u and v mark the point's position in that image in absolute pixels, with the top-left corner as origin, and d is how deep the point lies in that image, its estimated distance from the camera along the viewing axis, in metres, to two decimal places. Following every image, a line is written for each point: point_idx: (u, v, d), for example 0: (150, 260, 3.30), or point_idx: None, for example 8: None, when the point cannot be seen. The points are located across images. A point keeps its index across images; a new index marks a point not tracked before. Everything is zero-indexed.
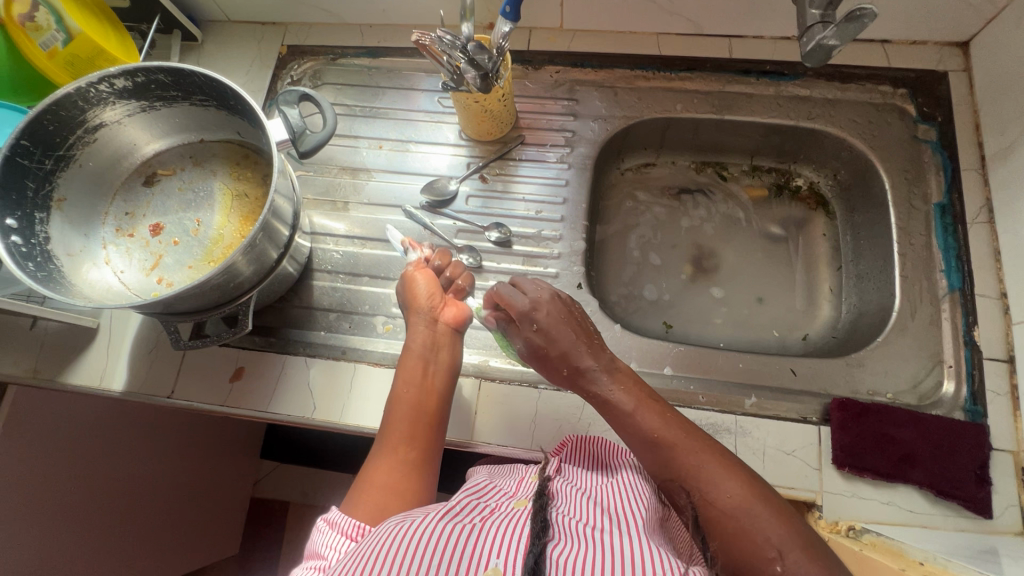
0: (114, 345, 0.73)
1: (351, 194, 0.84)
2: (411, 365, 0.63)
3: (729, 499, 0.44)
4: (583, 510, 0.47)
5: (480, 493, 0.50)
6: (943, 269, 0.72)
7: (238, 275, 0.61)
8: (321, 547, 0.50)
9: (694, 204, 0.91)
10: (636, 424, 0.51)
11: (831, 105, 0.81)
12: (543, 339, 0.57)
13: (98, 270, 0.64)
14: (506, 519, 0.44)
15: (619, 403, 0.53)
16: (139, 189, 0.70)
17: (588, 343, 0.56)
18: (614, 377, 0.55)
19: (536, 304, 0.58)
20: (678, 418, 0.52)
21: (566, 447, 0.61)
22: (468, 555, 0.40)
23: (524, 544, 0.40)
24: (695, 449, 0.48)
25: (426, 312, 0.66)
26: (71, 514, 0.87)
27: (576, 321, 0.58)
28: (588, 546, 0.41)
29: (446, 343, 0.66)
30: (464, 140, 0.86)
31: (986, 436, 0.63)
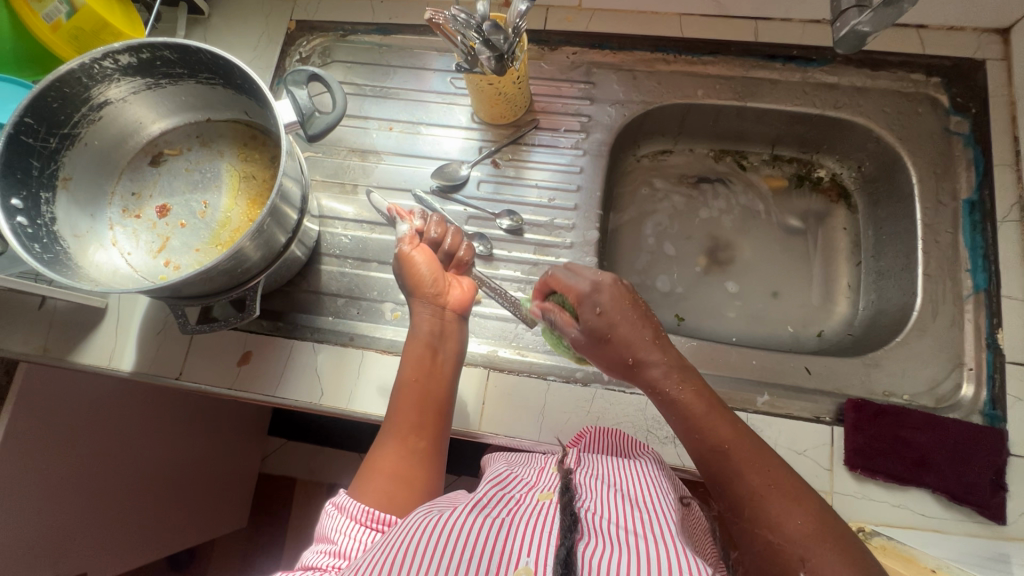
0: (123, 326, 0.73)
1: (360, 176, 0.82)
2: (421, 351, 0.62)
3: (799, 528, 0.43)
4: (607, 503, 0.46)
5: (503, 483, 0.50)
6: (969, 268, 0.70)
7: (246, 260, 0.60)
8: (331, 531, 0.51)
9: (712, 194, 0.89)
10: (707, 431, 0.50)
11: (860, 93, 0.78)
12: (605, 324, 0.54)
13: (105, 252, 0.63)
14: (533, 512, 0.44)
15: (688, 406, 0.51)
16: (145, 169, 0.68)
17: (655, 337, 0.54)
18: (681, 378, 0.52)
19: (599, 286, 0.55)
20: (730, 414, 0.51)
21: (585, 437, 0.61)
22: (498, 553, 0.39)
23: (554, 539, 0.40)
24: (738, 441, 0.49)
25: (432, 298, 0.64)
26: (82, 489, 0.88)
27: (645, 320, 0.55)
28: (618, 544, 0.40)
29: (453, 330, 0.64)
30: (475, 123, 0.84)
31: (1005, 441, 0.61)
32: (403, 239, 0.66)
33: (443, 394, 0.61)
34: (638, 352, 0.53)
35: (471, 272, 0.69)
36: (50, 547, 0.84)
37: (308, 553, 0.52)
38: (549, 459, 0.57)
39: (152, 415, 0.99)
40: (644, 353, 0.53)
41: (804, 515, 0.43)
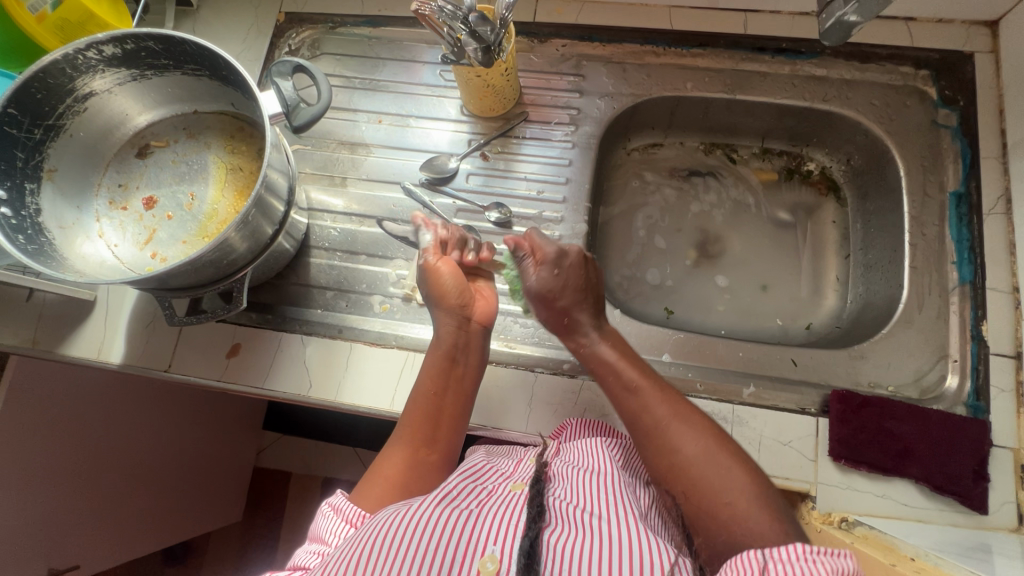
0: (112, 318, 0.73)
1: (350, 169, 0.82)
2: (442, 362, 0.61)
3: (695, 450, 0.49)
4: (579, 489, 0.47)
5: (475, 474, 0.50)
6: (955, 261, 0.70)
7: (231, 252, 0.60)
8: (323, 532, 0.52)
9: (703, 187, 0.89)
10: (619, 373, 0.56)
11: (848, 86, 0.78)
12: (558, 284, 0.60)
13: (91, 244, 0.63)
14: (504, 503, 0.45)
15: (607, 356, 0.57)
16: (132, 161, 0.68)
17: (593, 303, 0.61)
18: (605, 335, 0.60)
19: (563, 252, 0.62)
20: (660, 381, 0.56)
21: (567, 428, 0.64)
22: (466, 542, 0.40)
23: (520, 529, 0.41)
24: (667, 407, 0.53)
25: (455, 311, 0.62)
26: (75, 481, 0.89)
27: (587, 274, 0.62)
28: (585, 529, 0.41)
29: (477, 343, 0.63)
30: (465, 116, 0.83)
31: (988, 432, 0.62)
32: (426, 251, 0.64)
33: (459, 408, 0.60)
34: (578, 308, 0.60)
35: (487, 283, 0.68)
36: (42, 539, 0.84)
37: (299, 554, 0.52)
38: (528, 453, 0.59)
39: (146, 408, 0.99)
40: (583, 310, 0.60)
41: (702, 441, 0.50)
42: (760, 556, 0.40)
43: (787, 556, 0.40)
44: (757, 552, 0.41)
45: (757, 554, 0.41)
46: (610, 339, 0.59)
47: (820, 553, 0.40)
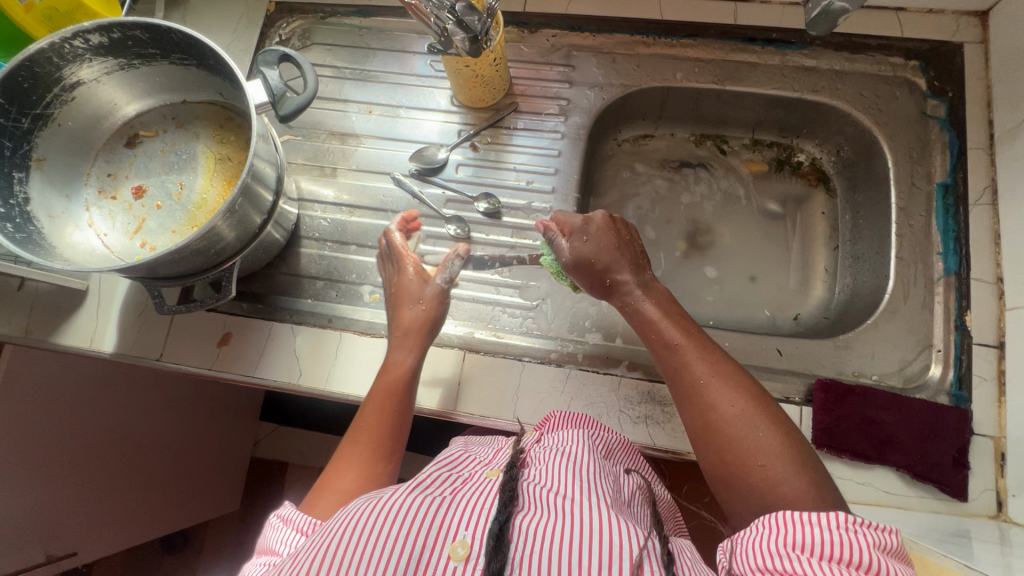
0: (104, 307, 0.74)
1: (340, 159, 0.82)
2: (388, 381, 0.62)
3: (732, 408, 0.51)
4: (555, 475, 0.47)
5: (452, 465, 0.51)
6: (941, 251, 0.70)
7: (220, 241, 0.61)
8: (273, 543, 0.49)
9: (694, 178, 0.89)
10: (660, 330, 0.58)
11: (838, 76, 0.78)
12: (591, 250, 0.62)
13: (81, 233, 0.63)
14: (478, 489, 0.44)
15: (648, 313, 0.59)
16: (121, 150, 0.68)
17: (632, 261, 0.62)
18: (647, 293, 0.61)
19: (589, 220, 0.64)
20: (702, 337, 0.57)
21: (551, 419, 0.62)
22: (437, 527, 0.39)
23: (490, 512, 0.41)
24: (711, 367, 0.54)
25: (414, 334, 0.65)
26: (72, 469, 0.90)
27: (625, 238, 0.64)
28: (557, 512, 0.42)
29: (409, 344, 0.64)
30: (455, 106, 0.84)
31: (969, 420, 0.62)
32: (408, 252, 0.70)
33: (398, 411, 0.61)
34: (620, 270, 0.61)
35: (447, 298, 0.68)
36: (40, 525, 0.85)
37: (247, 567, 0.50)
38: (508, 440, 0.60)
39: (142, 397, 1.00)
40: (624, 271, 0.61)
41: (739, 399, 0.52)
42: (799, 520, 0.43)
43: (826, 523, 0.42)
44: (797, 514, 0.44)
45: (797, 518, 0.43)
46: (654, 296, 0.60)
47: (862, 525, 0.42)
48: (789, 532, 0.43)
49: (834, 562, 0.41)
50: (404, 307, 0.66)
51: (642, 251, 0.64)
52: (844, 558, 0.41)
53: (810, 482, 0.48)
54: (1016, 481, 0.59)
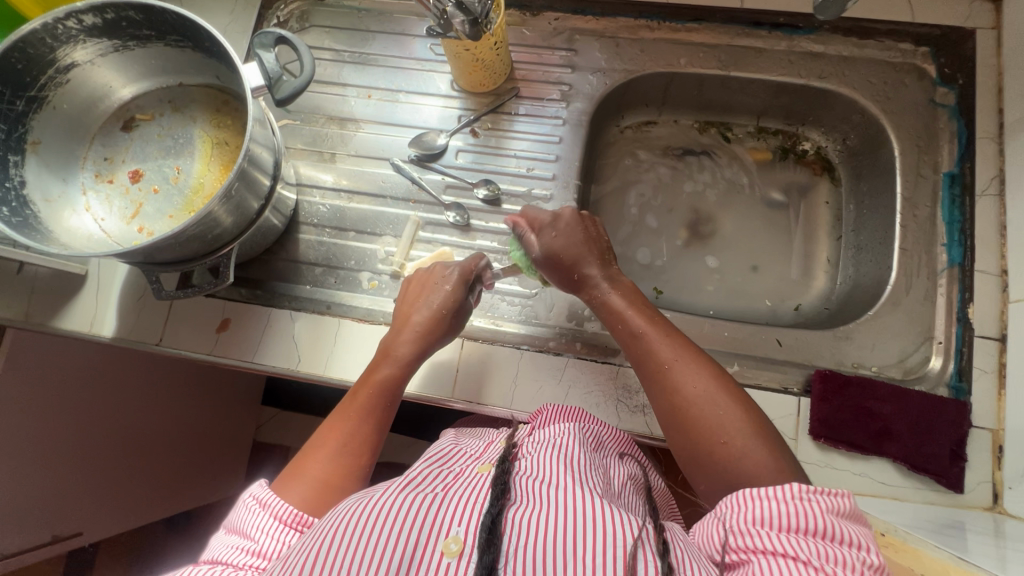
0: (103, 292, 0.74)
1: (338, 145, 0.81)
2: (382, 377, 0.60)
3: (695, 391, 0.52)
4: (545, 466, 0.47)
5: (441, 461, 0.51)
6: (945, 242, 0.69)
7: (217, 226, 0.60)
8: (250, 528, 0.48)
9: (697, 166, 0.88)
10: (626, 321, 0.58)
11: (846, 63, 0.77)
12: (559, 241, 0.62)
13: (78, 217, 0.63)
14: (470, 484, 0.45)
15: (614, 304, 0.59)
16: (117, 134, 0.68)
17: (599, 255, 0.62)
18: (613, 285, 0.61)
19: (557, 216, 0.64)
20: (667, 326, 0.58)
21: (544, 413, 0.61)
22: (429, 523, 0.39)
23: (482, 506, 0.41)
24: (676, 350, 0.55)
25: (421, 337, 0.63)
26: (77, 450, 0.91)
27: (592, 236, 0.63)
28: (549, 505, 0.42)
29: (410, 339, 0.62)
30: (455, 91, 0.82)
31: (968, 412, 0.62)
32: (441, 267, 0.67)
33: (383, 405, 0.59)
34: (587, 266, 0.61)
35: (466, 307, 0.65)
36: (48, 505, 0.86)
37: (216, 545, 0.49)
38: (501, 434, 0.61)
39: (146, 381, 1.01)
40: (591, 266, 0.61)
41: (703, 379, 0.53)
42: (757, 496, 0.45)
43: (782, 495, 0.44)
44: (756, 491, 0.45)
45: (755, 493, 0.45)
46: (620, 289, 0.60)
47: (814, 493, 0.44)
48: (750, 508, 0.44)
49: (795, 532, 0.42)
50: (422, 308, 0.64)
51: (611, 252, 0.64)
52: (804, 527, 0.42)
53: (776, 458, 0.49)
54: (1013, 474, 0.59)
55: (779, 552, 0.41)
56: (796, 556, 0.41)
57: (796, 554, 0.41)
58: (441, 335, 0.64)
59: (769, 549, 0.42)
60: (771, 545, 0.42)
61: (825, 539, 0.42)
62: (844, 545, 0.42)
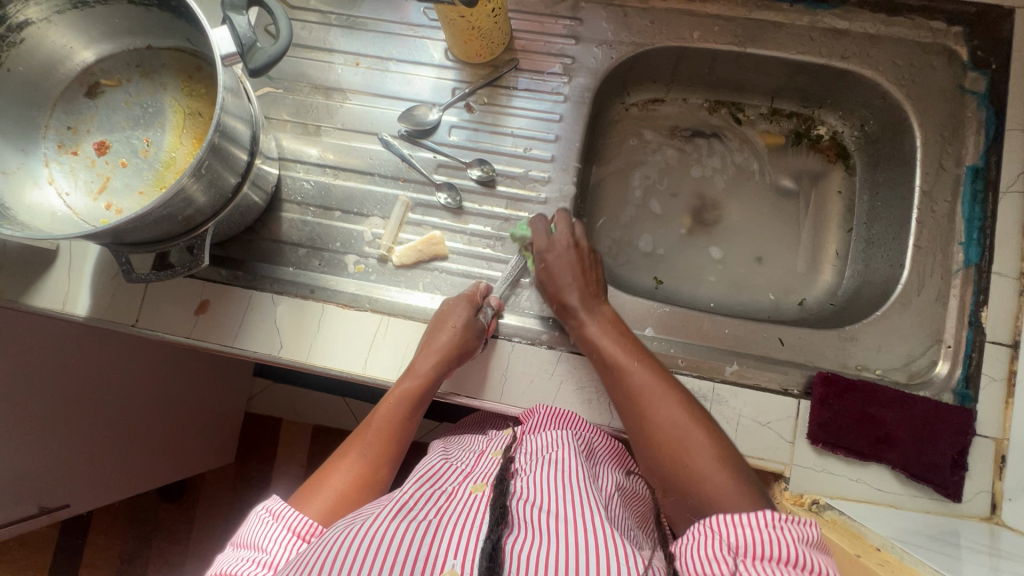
0: (75, 269, 0.70)
1: (324, 117, 0.76)
2: (404, 392, 0.61)
3: (672, 423, 0.55)
4: (540, 488, 0.48)
5: (432, 479, 0.51)
6: (963, 241, 0.66)
7: (192, 204, 0.56)
8: (262, 539, 0.48)
9: (706, 150, 0.83)
10: (604, 347, 0.61)
11: (871, 42, 0.71)
12: (547, 273, 0.67)
13: (41, 192, 0.58)
14: (464, 508, 0.46)
15: (593, 335, 0.62)
16: (81, 101, 0.62)
17: (584, 285, 0.66)
18: (593, 313, 0.64)
19: (551, 245, 0.67)
20: (646, 354, 0.61)
21: (534, 415, 0.61)
22: (424, 557, 0.40)
23: (480, 532, 0.42)
24: (648, 379, 0.58)
25: (444, 358, 0.62)
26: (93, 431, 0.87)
27: (585, 261, 0.68)
28: (547, 534, 0.43)
29: (433, 358, 0.62)
30: (450, 61, 0.77)
31: (973, 421, 0.60)
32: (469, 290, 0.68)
33: (404, 418, 0.61)
34: (568, 292, 0.65)
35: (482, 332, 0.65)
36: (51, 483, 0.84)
37: (226, 560, 0.48)
38: (492, 442, 0.62)
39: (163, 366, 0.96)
40: (571, 293, 0.65)
41: (678, 412, 0.56)
42: (730, 523, 0.43)
43: (753, 522, 0.43)
44: (728, 517, 0.44)
45: (728, 519, 0.43)
46: (603, 319, 0.64)
47: (783, 519, 0.43)
48: (724, 537, 0.43)
49: (770, 561, 0.41)
50: (444, 330, 0.63)
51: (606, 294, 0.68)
52: (778, 556, 0.41)
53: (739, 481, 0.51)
54: (1015, 485, 0.57)
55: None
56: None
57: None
58: (463, 357, 0.63)
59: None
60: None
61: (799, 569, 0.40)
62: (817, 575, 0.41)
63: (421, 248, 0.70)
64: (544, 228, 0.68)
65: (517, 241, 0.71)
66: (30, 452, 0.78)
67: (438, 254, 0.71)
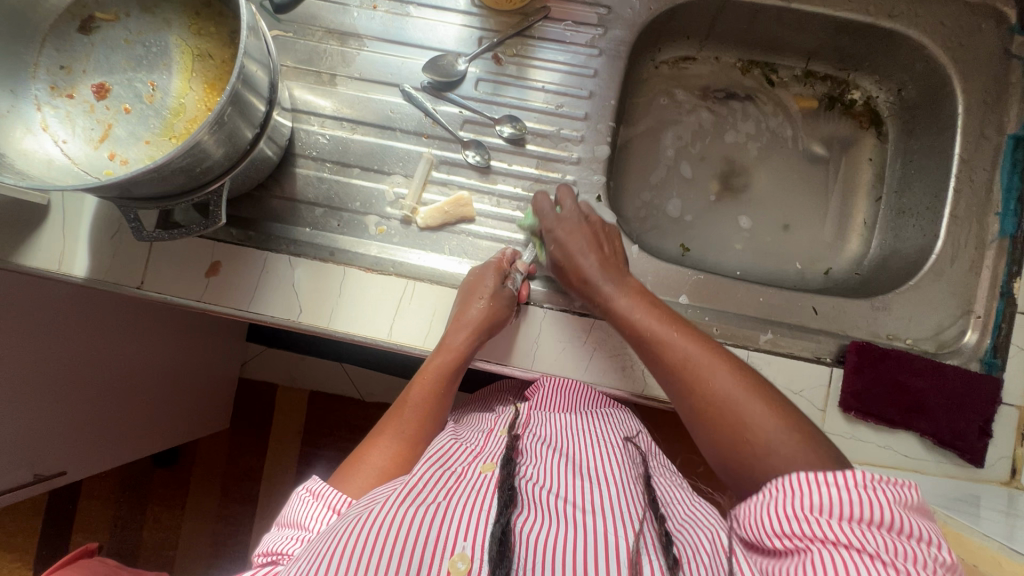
0: (70, 227, 0.64)
1: (339, 65, 0.70)
2: (438, 367, 0.60)
3: (725, 389, 0.51)
4: (552, 473, 0.48)
5: (441, 460, 0.49)
6: (999, 211, 0.65)
7: (206, 158, 0.51)
8: (304, 518, 0.48)
9: (741, 113, 0.80)
10: (632, 321, 0.58)
11: (920, 1, 0.68)
12: (561, 252, 0.63)
13: (35, 139, 0.53)
14: (473, 489, 0.44)
15: (620, 308, 0.59)
16: (74, 37, 0.56)
17: (603, 262, 0.62)
18: (620, 288, 0.60)
19: (560, 221, 0.64)
20: (686, 323, 0.58)
21: (541, 388, 0.61)
22: (432, 542, 0.38)
23: (491, 515, 0.41)
24: (692, 347, 0.55)
25: (477, 330, 0.60)
26: (100, 401, 0.83)
27: (600, 234, 0.64)
28: (558, 519, 0.42)
29: (466, 332, 0.60)
30: (476, 8, 0.71)
31: (1000, 389, 0.61)
32: (494, 258, 0.65)
33: (440, 394, 0.59)
34: (583, 260, 0.61)
35: (512, 302, 0.63)
36: (58, 450, 0.80)
37: (273, 538, 0.49)
38: (498, 420, 0.60)
39: (177, 335, 0.91)
40: (589, 265, 0.61)
41: (733, 380, 0.52)
42: (815, 482, 0.42)
43: (843, 482, 0.41)
44: (813, 475, 0.42)
45: (811, 478, 0.42)
46: (627, 291, 0.60)
47: (879, 482, 0.41)
48: (806, 495, 0.42)
49: (860, 522, 0.40)
50: (473, 304, 0.60)
51: (625, 267, 0.64)
52: (871, 519, 0.40)
53: (807, 445, 0.47)
54: None
55: (841, 542, 0.39)
56: (862, 547, 0.38)
57: (860, 546, 0.38)
58: (497, 327, 0.61)
59: (827, 538, 0.39)
60: (828, 534, 0.40)
61: (887, 530, 0.39)
62: (913, 539, 0.39)
63: (448, 209, 0.67)
64: (549, 208, 0.65)
65: (526, 230, 0.68)
66: (30, 421, 0.74)
67: (466, 216, 0.68)
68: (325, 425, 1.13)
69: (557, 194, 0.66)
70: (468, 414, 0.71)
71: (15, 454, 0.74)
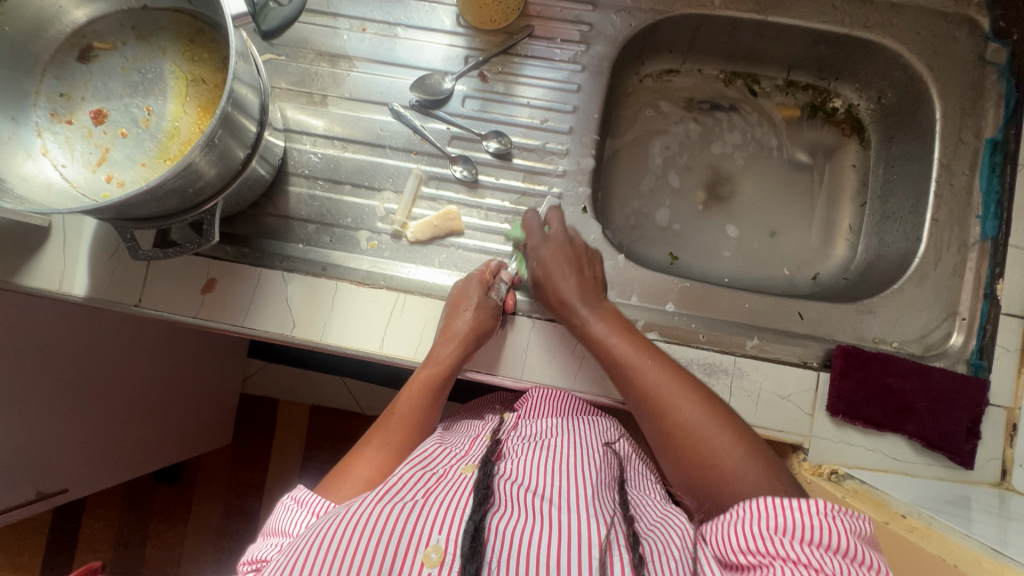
0: (70, 248, 0.66)
1: (330, 86, 0.73)
2: (426, 378, 0.61)
3: (694, 419, 0.53)
4: (529, 471, 0.49)
5: (425, 462, 0.50)
6: (980, 214, 0.66)
7: (199, 178, 0.53)
8: (286, 524, 0.49)
9: (726, 124, 0.82)
10: (607, 344, 0.59)
11: (894, 11, 0.70)
12: (542, 271, 0.64)
13: (35, 163, 0.55)
14: (451, 489, 0.45)
15: (597, 333, 0.60)
16: (74, 66, 0.58)
17: (582, 283, 0.63)
18: (596, 313, 0.61)
19: (546, 241, 0.65)
20: (657, 348, 0.59)
21: (528, 399, 0.62)
22: (407, 536, 0.39)
23: (466, 512, 0.42)
24: (664, 373, 0.56)
25: (463, 341, 0.61)
26: (99, 419, 0.84)
27: (582, 257, 0.65)
28: (534, 514, 0.43)
29: (452, 344, 0.61)
30: (462, 28, 0.73)
31: (987, 391, 0.61)
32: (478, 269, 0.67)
33: (427, 405, 0.60)
34: (562, 282, 0.63)
35: (497, 314, 0.64)
36: (59, 469, 0.81)
37: (257, 546, 0.50)
38: (486, 426, 0.62)
39: (176, 351, 0.92)
40: (568, 287, 0.62)
41: (702, 409, 0.53)
42: (780, 504, 0.42)
43: (805, 507, 0.42)
44: (778, 499, 0.43)
45: (777, 501, 0.42)
46: (603, 315, 0.61)
47: (838, 510, 0.42)
48: (771, 516, 0.42)
49: (818, 546, 0.40)
50: (459, 316, 0.62)
51: (604, 292, 0.65)
52: (828, 544, 0.40)
53: (770, 473, 0.49)
54: None
55: (801, 562, 0.40)
56: (819, 568, 0.39)
57: (818, 567, 0.39)
58: (482, 338, 0.62)
59: (787, 558, 0.40)
60: (790, 554, 0.40)
61: (844, 557, 0.40)
62: (864, 566, 0.40)
63: (437, 223, 0.69)
64: (537, 225, 0.66)
65: (511, 242, 0.70)
66: (32, 439, 0.75)
67: (454, 230, 0.69)
68: (324, 439, 1.13)
69: (548, 215, 0.68)
70: (460, 422, 0.71)
71: (17, 472, 0.75)
